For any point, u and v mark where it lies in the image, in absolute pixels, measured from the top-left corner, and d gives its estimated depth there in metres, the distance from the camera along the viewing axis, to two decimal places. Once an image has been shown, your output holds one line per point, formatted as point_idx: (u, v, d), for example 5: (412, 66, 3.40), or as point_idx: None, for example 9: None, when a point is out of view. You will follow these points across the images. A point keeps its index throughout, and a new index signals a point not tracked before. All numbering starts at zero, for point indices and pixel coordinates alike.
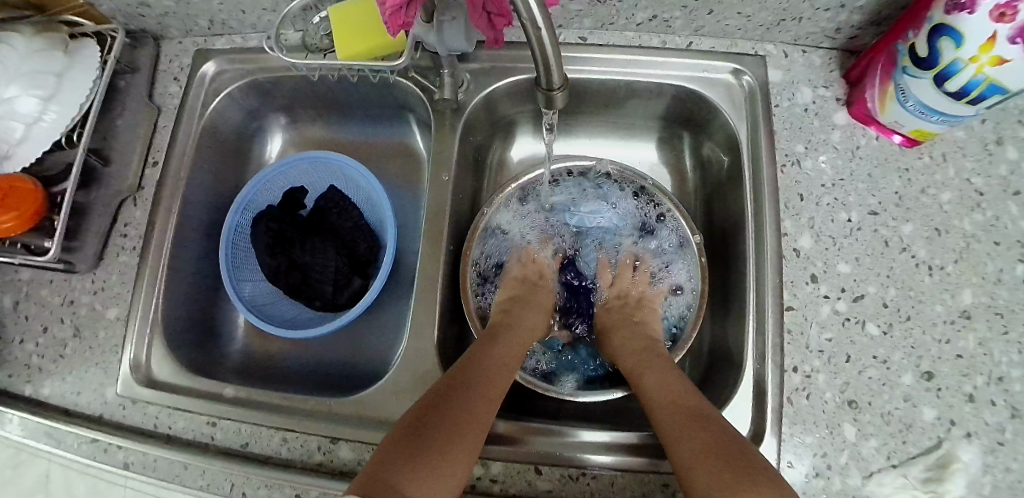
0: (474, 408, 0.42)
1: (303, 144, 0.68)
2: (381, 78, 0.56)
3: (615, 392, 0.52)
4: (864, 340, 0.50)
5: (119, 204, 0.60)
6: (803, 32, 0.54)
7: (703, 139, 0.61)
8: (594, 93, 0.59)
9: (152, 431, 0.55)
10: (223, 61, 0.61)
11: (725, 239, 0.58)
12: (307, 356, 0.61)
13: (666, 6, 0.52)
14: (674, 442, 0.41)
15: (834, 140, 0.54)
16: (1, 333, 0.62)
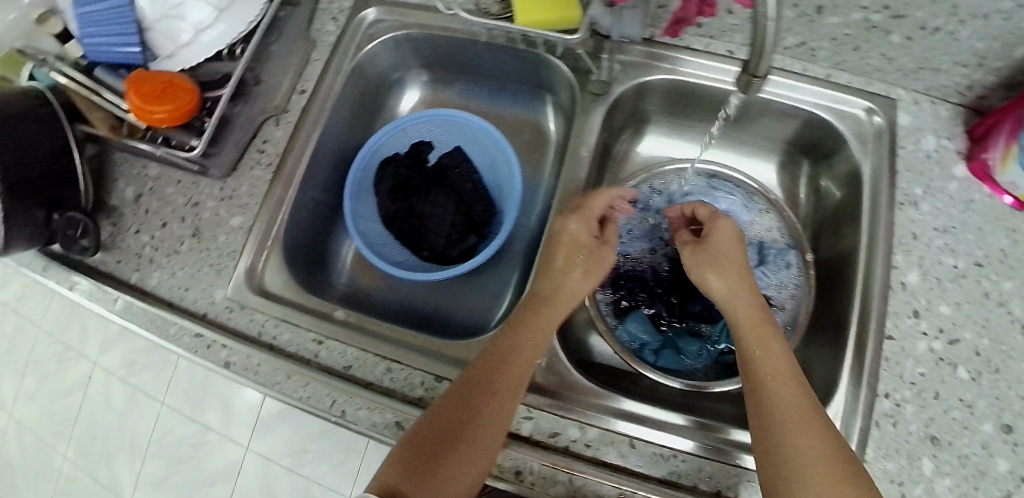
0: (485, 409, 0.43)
1: (433, 104, 0.71)
2: (537, 54, 0.60)
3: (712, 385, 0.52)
4: (953, 382, 0.52)
5: (261, 122, 0.62)
6: (937, 83, 0.58)
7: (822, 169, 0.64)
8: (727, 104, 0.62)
9: (255, 338, 0.57)
10: (384, 10, 0.63)
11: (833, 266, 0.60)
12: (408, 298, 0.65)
13: (818, 35, 0.56)
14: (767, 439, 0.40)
15: (951, 190, 0.57)
16: (119, 221, 0.65)
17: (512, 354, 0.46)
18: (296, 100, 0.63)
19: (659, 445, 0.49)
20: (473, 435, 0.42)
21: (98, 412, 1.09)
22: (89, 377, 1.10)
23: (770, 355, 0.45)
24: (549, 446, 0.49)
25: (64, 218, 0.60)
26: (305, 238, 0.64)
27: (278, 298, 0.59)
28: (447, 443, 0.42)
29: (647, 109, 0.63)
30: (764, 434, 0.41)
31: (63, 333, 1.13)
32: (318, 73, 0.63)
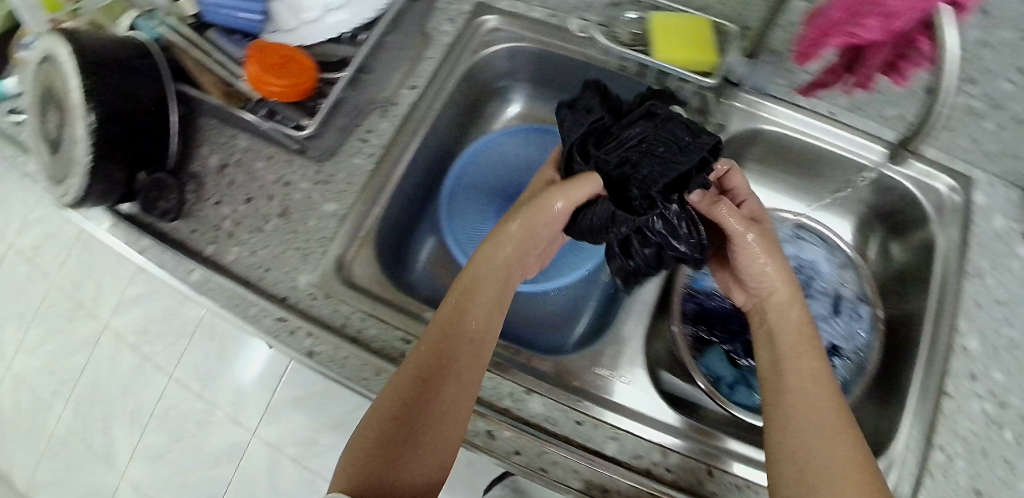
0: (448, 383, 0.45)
1: (529, 117, 0.72)
2: (654, 89, 0.61)
3: None
4: (1001, 442, 0.56)
5: (368, 110, 0.62)
6: (1017, 170, 0.61)
7: (894, 240, 0.68)
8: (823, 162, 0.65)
9: (339, 327, 0.58)
10: (504, 19, 0.64)
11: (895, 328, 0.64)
12: (483, 305, 0.67)
13: (920, 112, 0.59)
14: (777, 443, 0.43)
15: (1015, 268, 0.60)
16: (201, 189, 0.63)
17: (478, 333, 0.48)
18: (405, 95, 0.63)
19: (734, 474, 0.50)
20: (447, 406, 0.44)
21: (108, 372, 1.08)
22: (99, 338, 1.09)
23: (810, 370, 0.46)
24: (631, 468, 0.50)
25: (149, 179, 0.58)
26: (392, 232, 0.64)
27: (366, 291, 0.59)
28: (420, 415, 0.44)
29: (747, 154, 0.68)
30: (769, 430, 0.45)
31: (76, 291, 1.13)
32: (431, 70, 0.63)
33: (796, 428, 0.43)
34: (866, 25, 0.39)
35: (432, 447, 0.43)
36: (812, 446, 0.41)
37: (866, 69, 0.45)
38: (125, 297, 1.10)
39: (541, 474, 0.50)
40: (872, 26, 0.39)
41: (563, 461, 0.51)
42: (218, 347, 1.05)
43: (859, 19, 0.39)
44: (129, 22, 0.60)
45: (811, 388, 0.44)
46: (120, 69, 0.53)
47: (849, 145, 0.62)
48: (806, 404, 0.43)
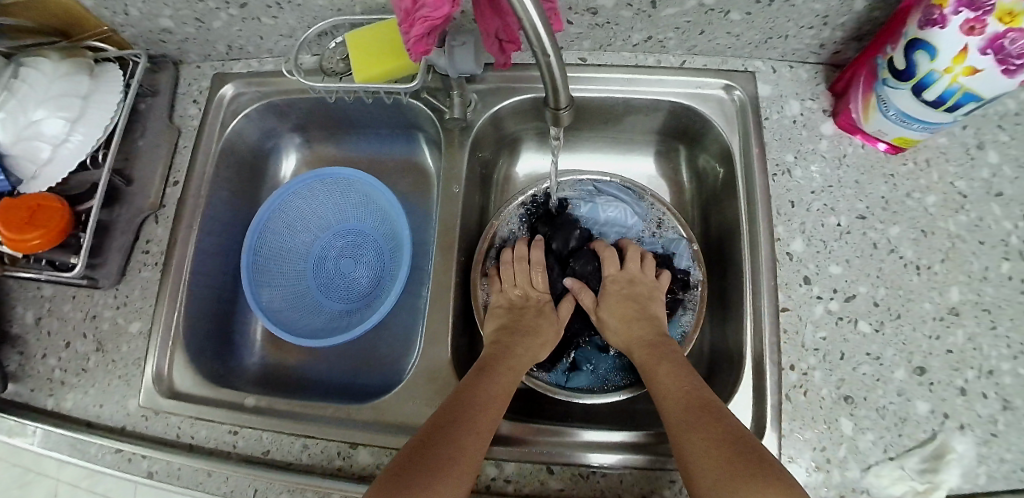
0: (463, 442, 0.42)
1: (314, 162, 0.72)
2: (394, 100, 0.61)
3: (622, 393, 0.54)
4: (858, 337, 0.52)
5: (141, 222, 0.63)
6: (790, 48, 0.58)
7: (699, 152, 0.64)
8: (593, 110, 0.63)
9: (174, 440, 0.56)
10: (241, 83, 0.64)
11: (720, 246, 0.61)
12: (323, 363, 0.65)
13: (659, 28, 0.56)
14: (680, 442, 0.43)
15: (822, 149, 0.57)
16: (24, 348, 0.64)
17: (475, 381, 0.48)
18: (172, 193, 0.64)
19: (577, 465, 0.50)
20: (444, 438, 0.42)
21: None
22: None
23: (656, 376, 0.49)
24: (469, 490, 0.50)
25: None
26: (208, 326, 0.64)
27: (189, 396, 0.58)
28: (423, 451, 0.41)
29: (520, 130, 0.65)
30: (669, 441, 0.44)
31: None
32: (189, 161, 0.64)
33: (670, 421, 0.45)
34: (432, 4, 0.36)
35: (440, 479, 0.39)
36: (701, 435, 0.42)
37: (492, 33, 0.41)
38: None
39: None
40: (439, 2, 0.36)
41: None
42: None
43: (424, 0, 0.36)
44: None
45: (667, 396, 0.47)
46: None
47: (603, 83, 0.60)
48: (669, 391, 0.47)
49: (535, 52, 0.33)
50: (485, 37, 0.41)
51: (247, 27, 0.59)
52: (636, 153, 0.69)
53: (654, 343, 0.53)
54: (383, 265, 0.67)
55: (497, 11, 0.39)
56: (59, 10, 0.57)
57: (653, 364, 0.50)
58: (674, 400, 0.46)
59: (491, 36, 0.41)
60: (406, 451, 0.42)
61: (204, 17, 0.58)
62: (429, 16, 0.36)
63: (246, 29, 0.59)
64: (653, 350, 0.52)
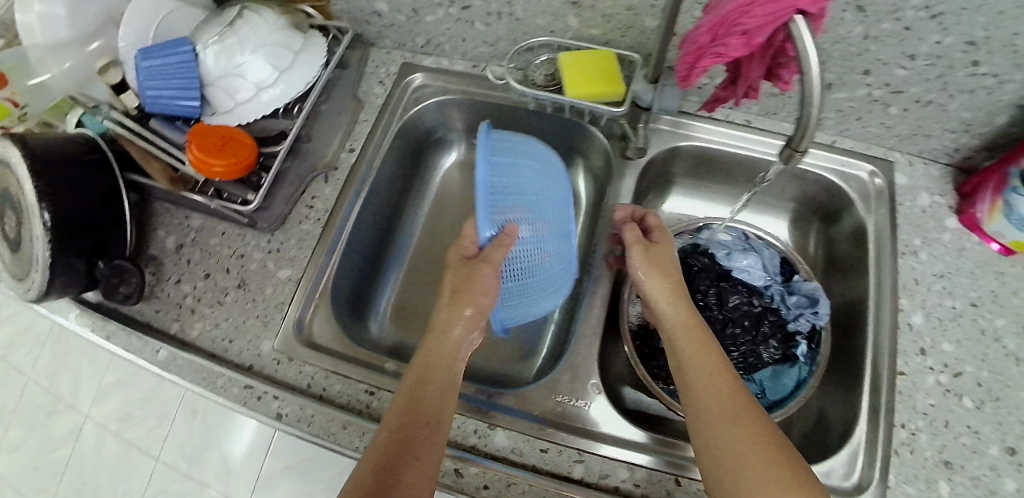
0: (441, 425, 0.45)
1: (467, 162, 0.76)
2: (572, 122, 0.65)
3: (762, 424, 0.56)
4: (961, 410, 0.57)
5: (311, 179, 0.65)
6: (929, 147, 0.65)
7: (834, 230, 0.70)
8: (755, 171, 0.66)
9: (304, 389, 0.58)
10: (429, 76, 0.69)
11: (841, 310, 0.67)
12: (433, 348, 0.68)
13: (824, 109, 0.64)
14: (727, 431, 0.43)
15: (946, 240, 0.63)
16: (159, 271, 0.64)
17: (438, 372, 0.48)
18: (345, 159, 0.66)
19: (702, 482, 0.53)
20: (422, 442, 0.43)
21: (93, 463, 1.12)
22: (81, 430, 1.11)
23: (705, 359, 0.48)
24: (599, 489, 0.52)
25: (110, 267, 0.60)
26: (348, 291, 0.65)
27: (327, 349, 0.60)
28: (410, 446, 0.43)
29: (676, 172, 0.70)
30: (702, 423, 0.45)
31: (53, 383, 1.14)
32: (365, 133, 0.67)
33: (701, 411, 0.45)
34: (730, 44, 0.40)
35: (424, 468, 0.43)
36: (730, 434, 0.43)
37: (747, 80, 0.46)
38: (104, 385, 1.13)
39: None
40: (737, 46, 0.40)
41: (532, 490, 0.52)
42: (202, 425, 1.08)
43: (722, 41, 0.41)
44: (75, 120, 0.60)
45: (710, 376, 0.47)
46: (66, 162, 0.56)
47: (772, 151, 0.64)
48: (714, 368, 0.47)
49: (803, 103, 0.39)
50: (740, 83, 0.46)
51: (455, 28, 0.64)
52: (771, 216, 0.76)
53: (697, 327, 0.51)
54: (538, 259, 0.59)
55: (764, 64, 0.44)
56: None
57: (696, 348, 0.49)
58: (701, 376, 0.47)
59: (745, 83, 0.46)
60: (406, 408, 0.45)
61: (421, 8, 0.62)
62: (720, 54, 0.41)
63: (453, 29, 0.64)
64: (698, 330, 0.50)
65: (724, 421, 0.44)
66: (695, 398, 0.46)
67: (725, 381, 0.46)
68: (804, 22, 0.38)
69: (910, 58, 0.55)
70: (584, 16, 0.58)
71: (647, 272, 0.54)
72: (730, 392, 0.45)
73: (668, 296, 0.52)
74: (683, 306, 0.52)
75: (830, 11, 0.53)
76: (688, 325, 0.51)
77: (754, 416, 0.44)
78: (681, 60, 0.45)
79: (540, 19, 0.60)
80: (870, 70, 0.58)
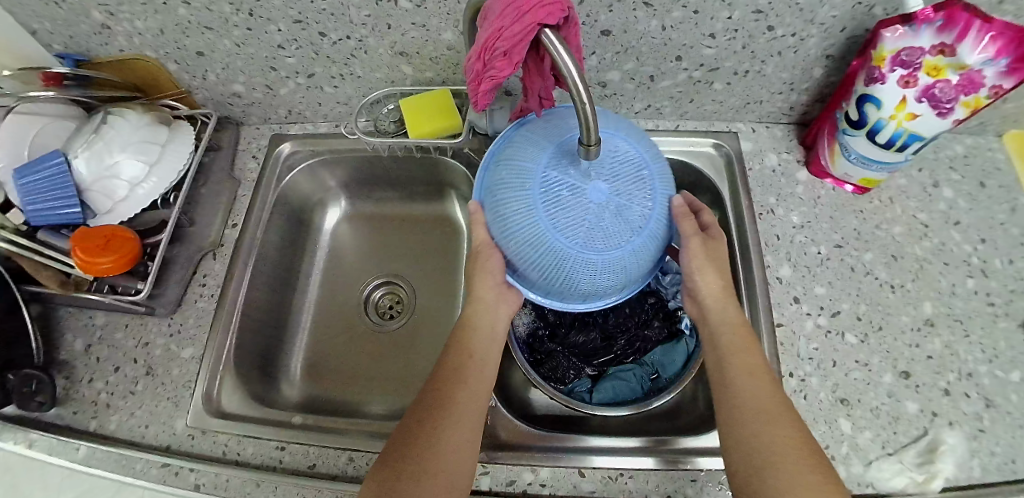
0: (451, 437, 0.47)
1: (353, 216, 0.81)
2: (429, 158, 0.71)
3: (660, 399, 0.57)
4: (846, 347, 0.59)
5: (200, 258, 0.69)
6: (766, 111, 0.69)
7: None
8: None
9: (221, 457, 0.60)
10: (297, 143, 0.74)
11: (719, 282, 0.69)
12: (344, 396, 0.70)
13: (657, 98, 0.68)
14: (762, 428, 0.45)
15: (799, 193, 0.67)
16: (70, 375, 0.66)
17: (452, 383, 0.50)
18: (229, 234, 0.70)
19: (606, 467, 0.54)
20: (436, 452, 0.46)
21: None
22: None
23: (746, 357, 0.49)
24: (507, 495, 0.53)
25: (19, 376, 0.62)
26: (254, 357, 0.68)
27: (239, 416, 0.62)
28: (419, 455, 0.45)
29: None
30: (743, 418, 0.46)
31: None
32: (245, 208, 0.71)
33: (743, 408, 0.47)
34: (498, 66, 0.44)
35: (458, 452, 0.46)
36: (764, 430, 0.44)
37: (536, 92, 0.49)
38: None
39: None
40: (504, 66, 0.43)
41: None
42: None
43: (491, 65, 0.44)
44: None
45: (754, 375, 0.48)
46: None
47: None
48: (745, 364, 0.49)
49: (572, 98, 0.40)
50: (530, 95, 0.49)
51: (309, 94, 0.69)
52: None
53: (742, 326, 0.52)
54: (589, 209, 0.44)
55: (543, 77, 0.47)
56: (143, 71, 0.68)
57: (744, 349, 0.50)
58: (744, 372, 0.49)
59: (535, 95, 0.49)
60: (411, 424, 0.48)
61: (273, 83, 0.68)
62: (494, 76, 0.45)
63: (308, 96, 0.70)
64: (744, 334, 0.51)
65: (764, 416, 0.45)
66: (738, 401, 0.47)
67: (762, 377, 0.48)
68: (553, 33, 0.41)
69: (711, 38, 0.59)
70: (415, 63, 0.63)
71: (703, 267, 0.53)
72: (768, 388, 0.47)
73: (718, 295, 0.53)
74: (731, 307, 0.53)
75: (623, 14, 0.56)
76: (732, 322, 0.52)
77: (778, 411, 0.46)
78: (471, 86, 0.48)
79: (378, 73, 0.65)
80: (681, 56, 0.61)
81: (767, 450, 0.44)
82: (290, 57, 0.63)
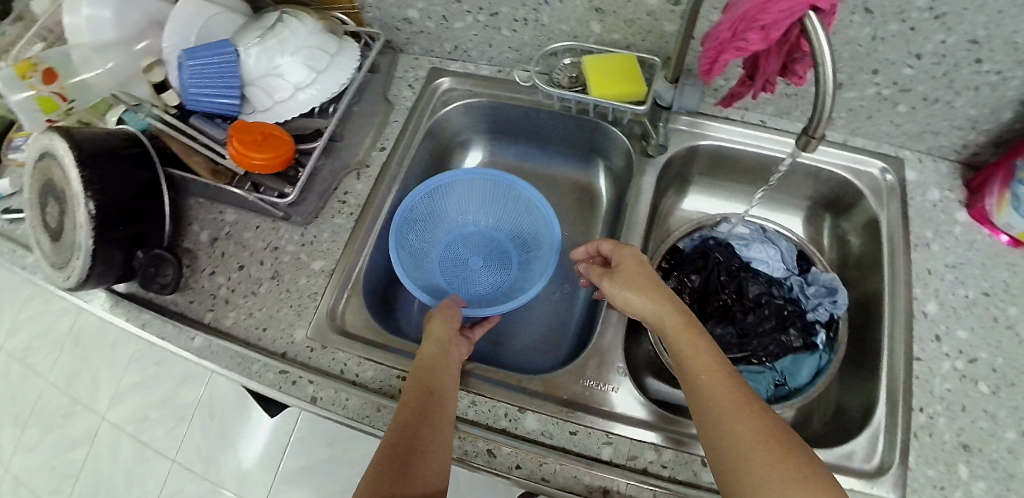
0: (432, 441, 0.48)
1: (489, 164, 0.79)
2: (592, 122, 0.69)
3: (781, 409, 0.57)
4: (977, 395, 0.58)
5: (343, 175, 0.68)
6: (937, 144, 0.68)
7: (842, 222, 0.73)
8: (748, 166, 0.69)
9: (338, 374, 0.61)
10: (457, 80, 0.72)
11: (862, 307, 0.67)
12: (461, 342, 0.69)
13: (835, 107, 0.67)
14: (734, 433, 0.42)
15: (957, 233, 0.66)
16: (194, 263, 0.68)
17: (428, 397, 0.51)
18: (376, 156, 0.69)
19: None
20: (421, 465, 0.46)
21: (110, 462, 1.18)
22: (98, 431, 1.19)
23: (701, 363, 0.47)
24: (629, 469, 0.54)
25: (148, 256, 0.62)
26: (377, 284, 0.68)
27: (358, 336, 0.62)
28: (401, 466, 0.46)
29: (693, 172, 0.72)
30: (709, 429, 0.44)
31: (69, 387, 1.24)
32: (397, 132, 0.70)
33: (709, 412, 0.44)
34: (749, 39, 0.43)
35: (434, 457, 0.47)
36: (729, 433, 0.42)
37: (765, 73, 0.48)
38: (124, 387, 1.21)
39: (543, 483, 0.53)
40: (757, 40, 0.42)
41: (562, 468, 0.54)
42: (219, 426, 1.16)
43: (742, 36, 0.43)
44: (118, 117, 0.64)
45: (708, 374, 0.46)
46: (110, 157, 0.58)
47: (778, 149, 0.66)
48: (705, 366, 0.47)
49: (817, 88, 0.42)
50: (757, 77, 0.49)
51: (482, 33, 0.67)
52: (789, 215, 0.77)
53: (687, 323, 0.49)
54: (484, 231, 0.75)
55: (780, 58, 0.46)
56: None
57: (686, 346, 0.48)
58: (709, 373, 0.46)
59: (762, 76, 0.49)
60: (392, 441, 0.48)
61: (450, 16, 0.65)
62: (740, 49, 0.44)
63: (482, 35, 0.67)
64: (690, 326, 0.49)
65: (726, 418, 0.43)
66: (696, 403, 0.45)
67: (716, 375, 0.46)
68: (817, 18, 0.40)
69: (916, 58, 0.57)
70: (607, 22, 0.61)
71: (628, 286, 0.53)
72: (729, 387, 0.45)
73: (650, 301, 0.51)
74: (667, 307, 0.50)
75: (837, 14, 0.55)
76: (677, 327, 0.49)
77: (746, 412, 0.43)
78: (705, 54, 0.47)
79: (566, 24, 0.62)
80: (879, 69, 0.60)
81: (740, 460, 0.41)
82: None
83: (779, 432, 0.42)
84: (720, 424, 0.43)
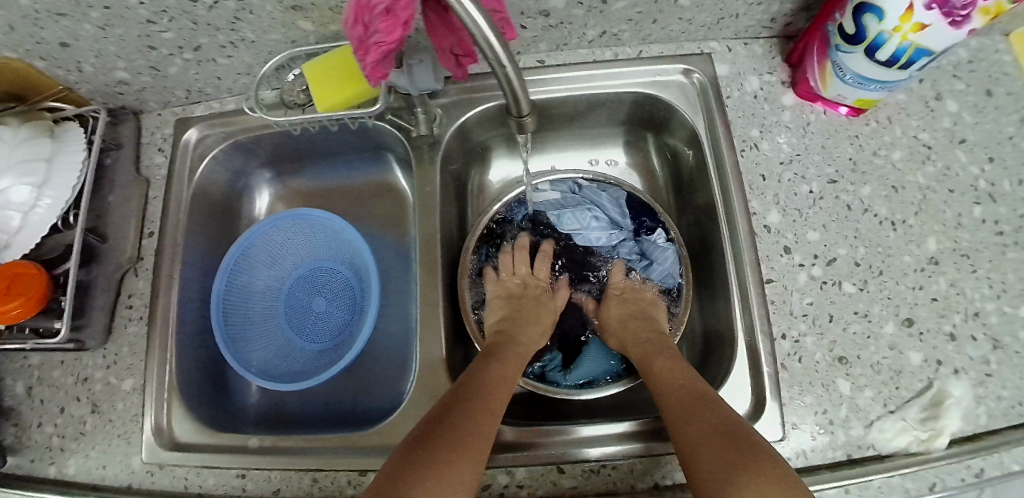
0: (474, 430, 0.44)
1: (289, 196, 0.73)
2: (358, 123, 0.62)
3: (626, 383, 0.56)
4: (844, 298, 0.53)
5: (121, 277, 0.62)
6: (743, 26, 0.59)
7: (666, 138, 0.66)
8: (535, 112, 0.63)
9: (182, 492, 0.56)
10: (204, 126, 0.64)
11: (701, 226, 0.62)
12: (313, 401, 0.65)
13: (612, 22, 0.57)
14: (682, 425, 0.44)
15: (785, 120, 0.58)
16: (19, 419, 0.61)
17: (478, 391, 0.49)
18: (148, 244, 0.63)
19: (588, 460, 0.50)
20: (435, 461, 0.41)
21: None
22: None
23: (669, 370, 0.51)
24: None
25: None
26: (200, 376, 0.63)
27: (192, 445, 0.57)
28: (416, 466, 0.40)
29: (486, 140, 0.67)
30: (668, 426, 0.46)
31: None
32: (160, 211, 0.64)
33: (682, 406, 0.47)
34: (382, 30, 0.33)
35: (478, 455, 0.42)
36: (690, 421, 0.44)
37: (449, 49, 0.39)
38: None
39: None
40: (390, 28, 0.32)
41: None
42: None
43: (374, 27, 0.33)
44: None
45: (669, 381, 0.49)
46: None
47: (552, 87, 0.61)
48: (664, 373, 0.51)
49: (493, 66, 0.34)
50: (444, 55, 0.40)
51: (202, 70, 0.59)
52: (607, 145, 0.70)
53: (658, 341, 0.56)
54: (313, 270, 0.69)
55: (453, 31, 0.37)
56: (8, 72, 0.56)
57: (651, 357, 0.53)
58: (681, 375, 0.50)
59: (448, 53, 0.39)
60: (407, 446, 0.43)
61: (159, 63, 0.57)
62: (382, 43, 0.34)
63: (202, 72, 0.59)
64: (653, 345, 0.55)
65: (705, 404, 0.45)
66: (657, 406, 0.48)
67: (682, 374, 0.50)
68: None
69: None
70: (314, 17, 0.51)
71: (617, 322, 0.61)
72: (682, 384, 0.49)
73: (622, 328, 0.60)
74: (645, 328, 0.58)
75: None
76: (643, 344, 0.56)
77: (706, 403, 0.46)
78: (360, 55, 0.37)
79: (273, 34, 0.54)
80: None
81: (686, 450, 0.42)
82: (166, 32, 0.53)
83: (723, 418, 0.44)
84: (675, 418, 0.45)
